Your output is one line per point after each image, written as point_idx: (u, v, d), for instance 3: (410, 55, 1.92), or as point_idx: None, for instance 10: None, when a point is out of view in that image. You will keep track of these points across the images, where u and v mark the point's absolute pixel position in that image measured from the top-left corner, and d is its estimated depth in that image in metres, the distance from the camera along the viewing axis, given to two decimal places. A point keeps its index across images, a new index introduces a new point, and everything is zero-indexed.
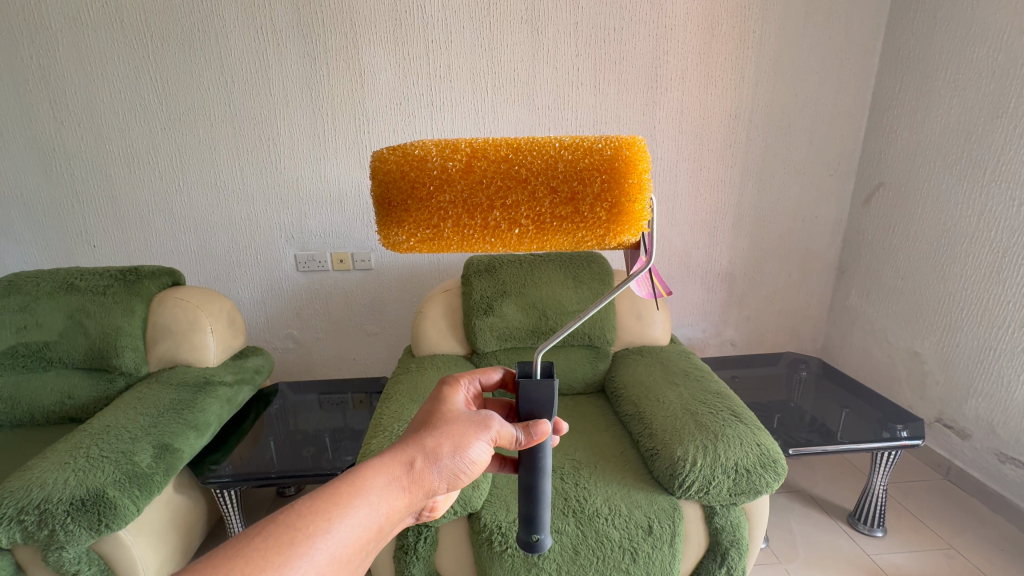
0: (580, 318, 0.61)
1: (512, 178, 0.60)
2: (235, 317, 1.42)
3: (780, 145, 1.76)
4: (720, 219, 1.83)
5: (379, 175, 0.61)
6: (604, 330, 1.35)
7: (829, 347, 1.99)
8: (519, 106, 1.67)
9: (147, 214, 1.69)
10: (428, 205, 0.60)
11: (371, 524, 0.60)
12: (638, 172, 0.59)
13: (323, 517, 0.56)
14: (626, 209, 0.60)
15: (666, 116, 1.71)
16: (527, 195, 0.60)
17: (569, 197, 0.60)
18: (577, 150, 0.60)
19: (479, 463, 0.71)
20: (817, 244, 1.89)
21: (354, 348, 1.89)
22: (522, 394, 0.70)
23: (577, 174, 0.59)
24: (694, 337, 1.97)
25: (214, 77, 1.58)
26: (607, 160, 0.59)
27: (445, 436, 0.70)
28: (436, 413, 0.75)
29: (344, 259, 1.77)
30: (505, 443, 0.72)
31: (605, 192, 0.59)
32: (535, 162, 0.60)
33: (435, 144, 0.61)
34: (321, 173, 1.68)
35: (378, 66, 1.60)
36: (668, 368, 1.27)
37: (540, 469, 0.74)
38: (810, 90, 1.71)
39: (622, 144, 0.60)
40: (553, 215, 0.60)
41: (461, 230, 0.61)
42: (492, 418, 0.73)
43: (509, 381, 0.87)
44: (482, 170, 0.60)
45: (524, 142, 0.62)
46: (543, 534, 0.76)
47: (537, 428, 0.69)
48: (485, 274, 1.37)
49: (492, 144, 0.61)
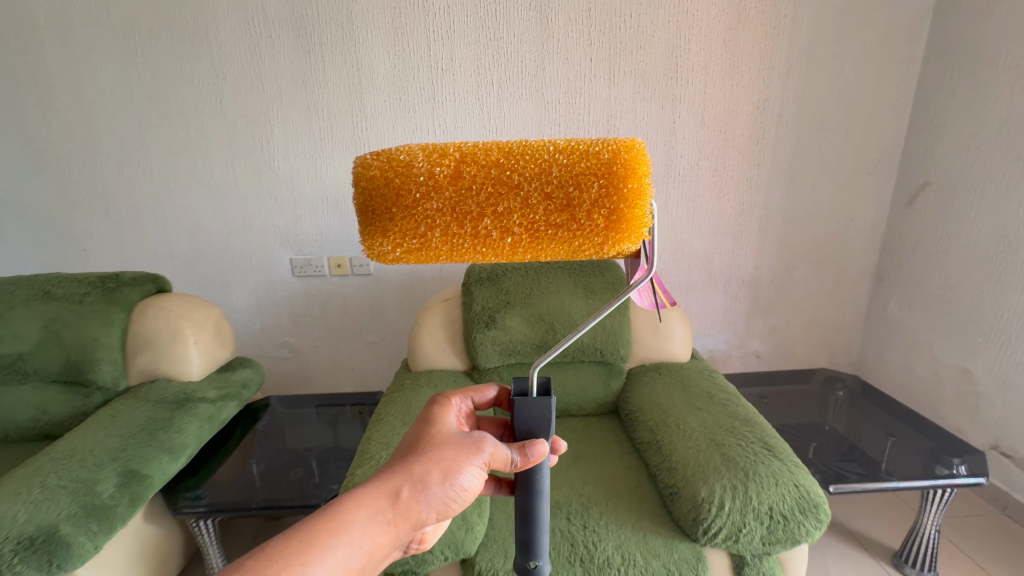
0: (576, 333, 0.56)
1: (503, 184, 0.52)
2: (223, 326, 1.35)
3: (813, 141, 1.61)
4: (746, 222, 1.69)
5: (361, 182, 0.53)
6: (617, 345, 1.22)
7: (864, 361, 1.83)
8: (527, 99, 1.55)
9: (137, 216, 1.62)
10: (413, 214, 0.52)
11: (352, 563, 0.54)
12: (639, 176, 0.52)
13: (298, 560, 0.51)
14: (626, 216, 0.52)
15: (687, 110, 1.57)
16: (520, 202, 0.52)
17: (564, 203, 0.52)
18: (573, 153, 0.53)
19: (471, 490, 0.65)
20: (853, 248, 1.73)
21: (352, 357, 1.79)
22: (516, 413, 0.63)
23: (573, 180, 0.52)
24: (715, 348, 1.83)
25: (206, 72, 1.49)
26: (604, 164, 0.52)
27: (434, 462, 0.63)
28: (425, 435, 0.68)
29: (342, 264, 1.67)
30: (499, 467, 0.64)
31: (604, 199, 0.52)
32: (528, 167, 0.52)
33: (422, 148, 0.54)
34: (318, 173, 1.59)
35: (376, 58, 1.49)
36: (690, 391, 1.14)
37: (537, 492, 0.66)
38: (847, 81, 1.56)
39: (621, 146, 0.53)
40: (548, 223, 0.53)
41: (450, 240, 0.54)
42: (485, 439, 0.66)
43: (505, 399, 0.78)
44: (471, 175, 0.52)
45: (517, 145, 0.54)
46: (541, 559, 0.66)
47: (533, 449, 0.61)
48: (486, 282, 1.25)
49: (482, 147, 0.53)
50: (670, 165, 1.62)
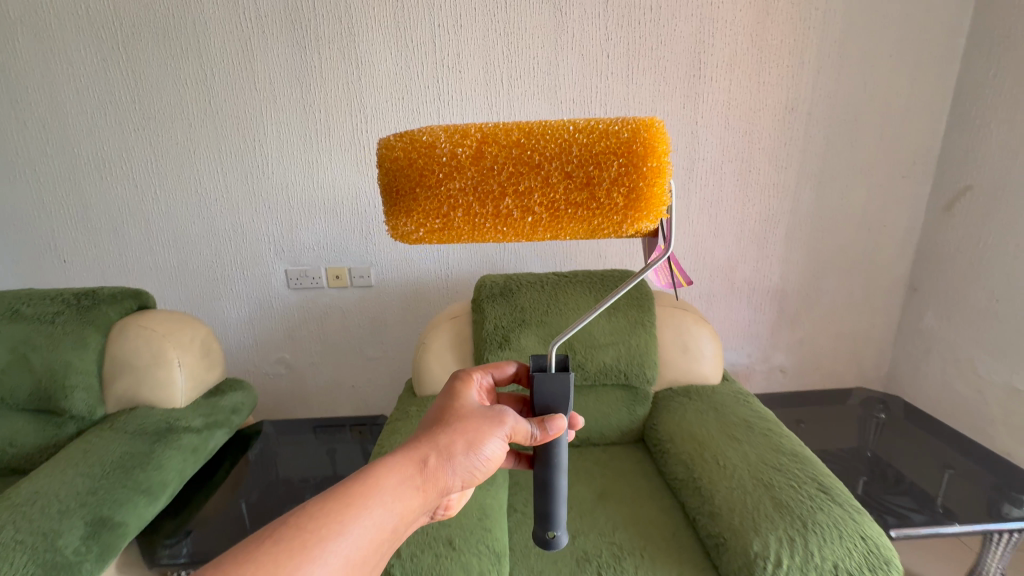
0: (595, 309, 0.62)
1: (524, 164, 0.57)
2: (211, 345, 1.24)
3: (845, 143, 1.51)
4: (772, 228, 1.58)
5: (385, 163, 0.59)
6: (643, 367, 1.11)
7: (896, 376, 1.72)
8: (539, 98, 1.44)
9: (121, 225, 1.51)
10: (438, 195, 0.58)
11: (386, 526, 0.55)
12: (659, 154, 0.56)
13: (335, 519, 0.52)
14: (644, 194, 0.57)
15: (710, 109, 1.47)
16: (540, 181, 0.57)
17: (584, 182, 0.57)
18: (592, 133, 0.57)
19: (494, 459, 0.68)
20: (884, 256, 1.63)
21: (353, 374, 1.68)
22: (536, 389, 0.70)
23: (593, 159, 0.56)
24: (738, 363, 1.72)
25: (193, 70, 1.39)
26: (624, 143, 0.56)
27: (459, 433, 0.66)
28: (449, 410, 0.70)
29: (341, 275, 1.57)
30: (519, 439, 0.69)
31: (622, 177, 0.56)
32: (548, 146, 0.57)
33: (443, 129, 0.59)
34: (315, 179, 1.48)
35: (377, 55, 1.39)
36: (725, 419, 1.03)
37: (556, 466, 0.72)
38: (880, 78, 1.46)
39: (640, 125, 0.56)
40: (567, 202, 0.58)
41: (472, 218, 0.60)
42: (507, 413, 0.70)
43: (523, 374, 0.84)
44: (493, 156, 0.57)
45: (537, 125, 0.59)
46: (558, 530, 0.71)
47: (553, 422, 0.67)
48: (499, 298, 1.14)
49: (503, 128, 0.58)
50: (691, 169, 1.52)
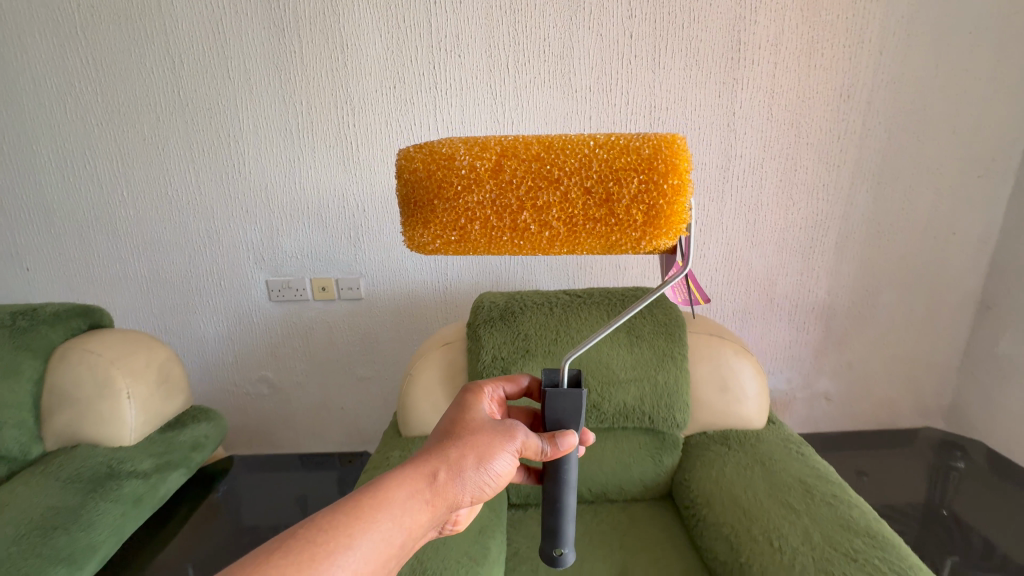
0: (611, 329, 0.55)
1: (543, 178, 0.53)
2: (170, 371, 1.09)
3: (910, 137, 1.28)
4: (819, 237, 1.37)
5: (405, 175, 0.55)
6: (671, 408, 0.91)
7: (961, 408, 1.48)
8: (550, 86, 1.25)
9: (86, 230, 1.36)
10: (455, 206, 0.54)
11: (392, 542, 0.51)
12: (682, 172, 0.52)
13: (344, 532, 0.48)
14: (665, 211, 0.52)
15: (750, 98, 1.25)
16: (559, 196, 0.52)
17: (604, 198, 0.52)
18: (612, 149, 0.53)
19: (505, 476, 0.62)
20: (952, 269, 1.39)
21: (341, 395, 1.52)
22: (547, 404, 0.63)
23: (613, 174, 0.52)
24: (775, 388, 1.51)
25: (159, 57, 1.23)
26: (645, 159, 0.52)
27: (468, 446, 0.59)
28: (459, 420, 0.65)
29: (327, 287, 1.40)
30: (531, 454, 0.63)
31: (643, 194, 0.52)
32: (569, 161, 0.53)
33: (463, 141, 0.55)
34: (296, 179, 1.32)
35: (365, 37, 1.21)
36: (775, 479, 0.83)
37: (565, 482, 0.66)
38: (954, 60, 1.23)
39: (662, 141, 0.53)
40: (586, 218, 0.53)
41: (489, 232, 0.55)
42: (517, 427, 0.63)
43: (535, 389, 0.78)
44: (513, 169, 0.53)
45: (557, 139, 0.55)
46: (568, 545, 0.67)
47: (565, 439, 0.61)
48: (499, 323, 0.96)
49: (523, 142, 0.54)
50: (726, 168, 1.31)
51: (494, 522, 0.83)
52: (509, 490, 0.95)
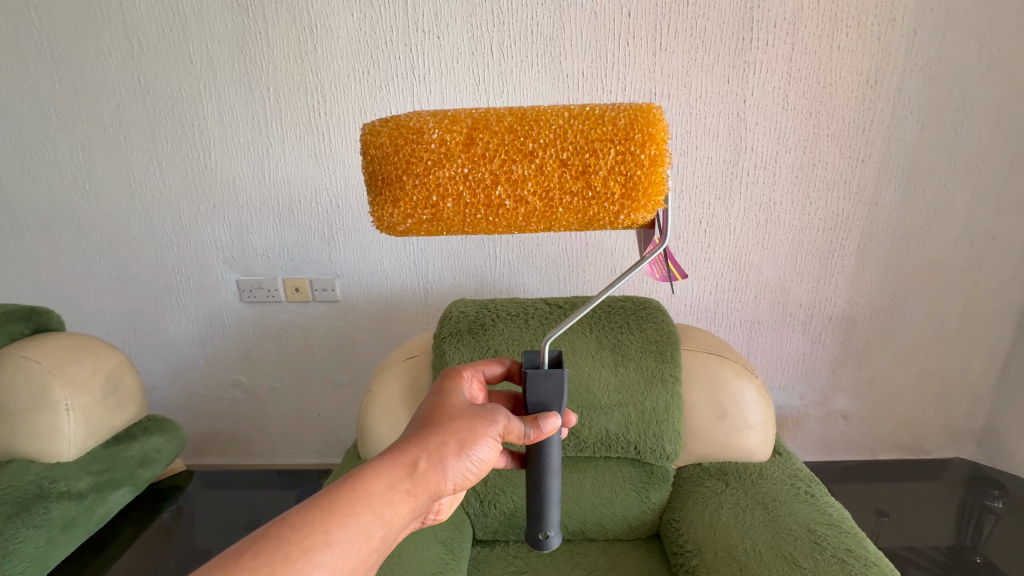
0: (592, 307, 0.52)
1: (516, 150, 0.48)
2: (121, 379, 1.01)
3: (945, 128, 1.14)
4: (839, 240, 1.23)
5: (370, 151, 0.49)
6: (660, 437, 0.80)
7: (996, 432, 1.33)
8: (538, 71, 1.13)
9: (49, 226, 1.30)
10: (425, 182, 0.49)
11: (372, 537, 0.47)
12: (659, 142, 0.48)
13: (320, 527, 0.45)
14: (644, 182, 0.48)
15: (762, 84, 1.12)
16: (534, 169, 0.48)
17: (580, 170, 0.48)
18: (587, 119, 0.49)
19: (489, 463, 0.57)
20: (992, 278, 1.24)
21: (318, 403, 1.43)
22: (527, 387, 0.57)
23: (589, 146, 0.48)
24: (786, 405, 1.38)
25: (117, 39, 1.14)
26: (621, 130, 0.48)
27: (448, 433, 0.54)
28: (437, 406, 0.59)
29: (301, 288, 1.31)
30: (514, 439, 0.57)
31: (619, 166, 0.48)
32: (543, 133, 0.49)
33: (433, 115, 0.51)
34: (266, 172, 1.22)
35: (335, 16, 1.11)
36: (778, 526, 0.71)
37: (549, 467, 0.59)
38: (1000, 39, 1.08)
39: (637, 111, 0.49)
40: (563, 192, 0.49)
41: (463, 211, 0.50)
42: (498, 411, 0.58)
43: (515, 372, 0.69)
44: (485, 142, 0.49)
45: (530, 111, 0.51)
46: (552, 528, 0.60)
47: (547, 422, 0.56)
48: (466, 336, 0.85)
49: (495, 114, 0.50)
50: (734, 164, 1.18)
51: (451, 567, 0.73)
52: (475, 525, 0.85)
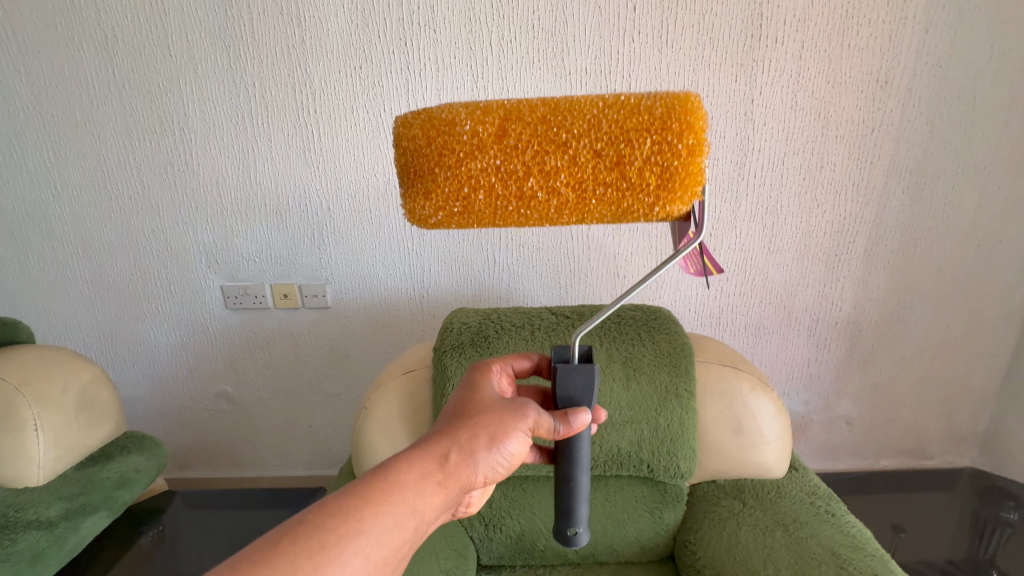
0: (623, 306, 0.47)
1: (549, 140, 0.44)
2: (96, 395, 0.94)
3: (956, 129, 1.11)
4: (846, 243, 1.20)
5: (401, 143, 0.46)
6: (673, 455, 0.76)
7: (999, 436, 1.33)
8: (540, 68, 1.08)
9: (18, 229, 1.22)
10: (456, 174, 0.44)
11: (405, 527, 0.45)
12: (699, 130, 0.43)
13: (354, 515, 0.43)
14: (682, 172, 0.44)
15: (772, 81, 1.08)
16: (567, 159, 0.44)
17: (615, 161, 0.44)
18: (622, 108, 0.44)
19: (519, 458, 0.53)
20: (998, 282, 1.23)
21: (309, 412, 1.37)
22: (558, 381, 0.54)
23: (625, 135, 0.44)
24: (790, 412, 1.35)
25: (89, 30, 1.07)
26: (659, 119, 0.43)
27: (479, 425, 0.51)
28: (466, 398, 0.55)
29: (289, 294, 1.25)
30: (545, 434, 0.53)
31: (656, 155, 0.43)
32: (576, 122, 0.44)
33: (464, 106, 0.46)
34: (251, 172, 1.16)
35: (325, 7, 1.05)
36: (801, 550, 0.67)
37: (577, 463, 0.55)
38: (1012, 39, 1.05)
39: (674, 98, 0.44)
40: (597, 183, 0.44)
41: (494, 203, 0.45)
42: (528, 404, 0.54)
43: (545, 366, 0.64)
44: (517, 133, 0.44)
45: (562, 100, 0.46)
46: (581, 524, 0.57)
47: (577, 417, 0.51)
48: (470, 348, 0.80)
49: (528, 104, 0.46)
50: (741, 163, 1.14)
51: None
52: (478, 549, 0.81)
